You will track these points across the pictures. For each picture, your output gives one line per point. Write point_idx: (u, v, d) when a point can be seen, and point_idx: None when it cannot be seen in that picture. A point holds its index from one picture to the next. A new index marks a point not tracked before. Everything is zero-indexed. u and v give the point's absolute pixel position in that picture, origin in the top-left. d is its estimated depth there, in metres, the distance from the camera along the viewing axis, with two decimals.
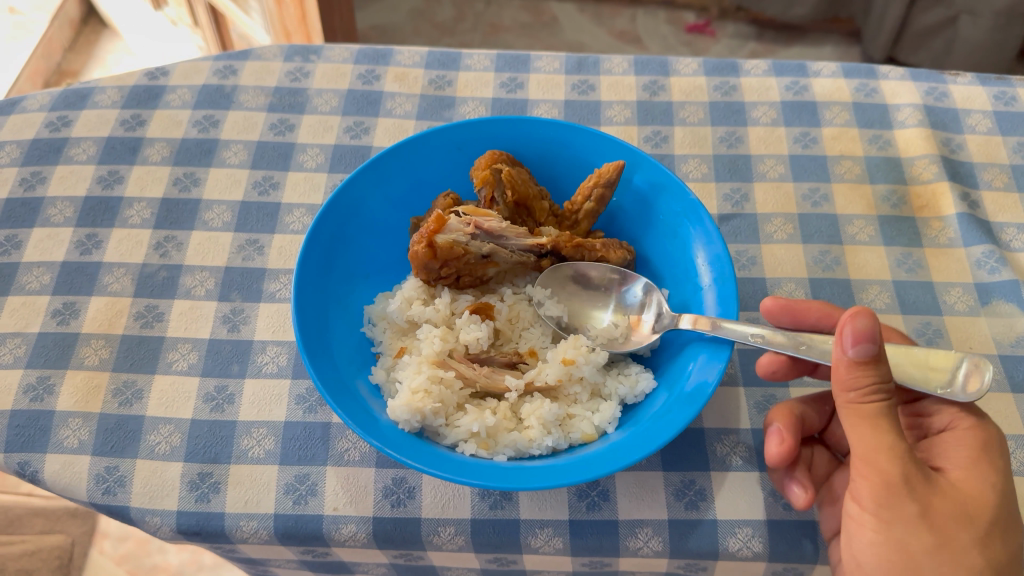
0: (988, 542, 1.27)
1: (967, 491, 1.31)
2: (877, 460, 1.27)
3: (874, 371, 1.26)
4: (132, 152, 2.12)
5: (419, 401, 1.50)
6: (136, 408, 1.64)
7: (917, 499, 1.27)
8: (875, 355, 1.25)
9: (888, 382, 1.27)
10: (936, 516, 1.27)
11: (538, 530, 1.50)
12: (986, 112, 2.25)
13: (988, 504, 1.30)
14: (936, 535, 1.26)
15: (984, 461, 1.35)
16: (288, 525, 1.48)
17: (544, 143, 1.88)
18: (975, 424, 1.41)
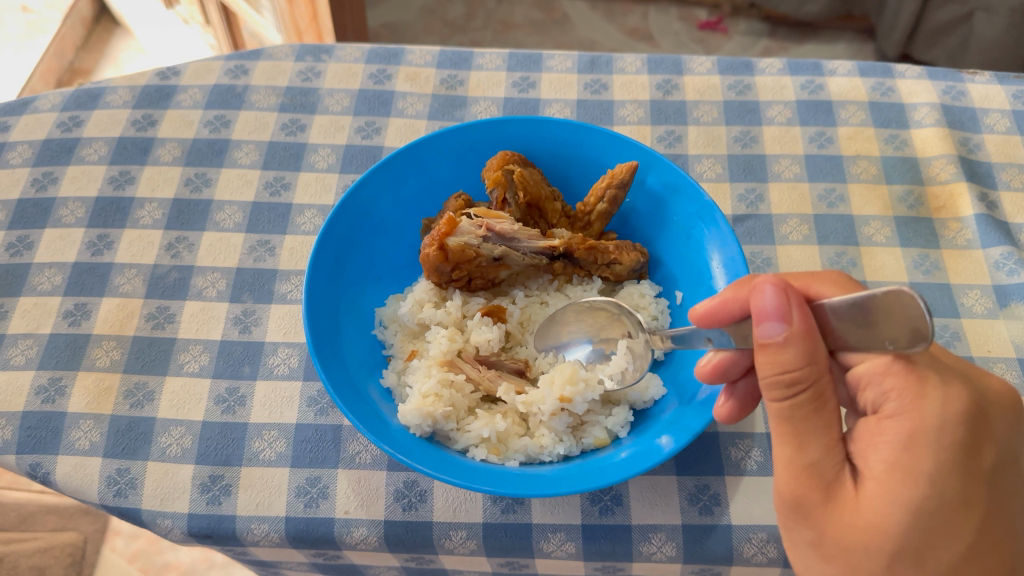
0: (911, 556, 1.02)
1: (871, 514, 1.03)
2: (779, 479, 1.10)
3: (783, 363, 1.04)
4: (67, 153, 1.94)
5: (430, 405, 1.37)
6: (57, 405, 1.55)
7: (813, 524, 1.07)
8: (786, 347, 1.03)
9: (805, 377, 1.04)
10: (833, 543, 1.06)
11: (452, 532, 1.41)
12: (1004, 110, 1.99)
13: (892, 527, 1.01)
14: (841, 562, 1.06)
15: (913, 454, 1.03)
16: (206, 526, 1.40)
17: (557, 145, 1.68)
18: (907, 407, 1.05)
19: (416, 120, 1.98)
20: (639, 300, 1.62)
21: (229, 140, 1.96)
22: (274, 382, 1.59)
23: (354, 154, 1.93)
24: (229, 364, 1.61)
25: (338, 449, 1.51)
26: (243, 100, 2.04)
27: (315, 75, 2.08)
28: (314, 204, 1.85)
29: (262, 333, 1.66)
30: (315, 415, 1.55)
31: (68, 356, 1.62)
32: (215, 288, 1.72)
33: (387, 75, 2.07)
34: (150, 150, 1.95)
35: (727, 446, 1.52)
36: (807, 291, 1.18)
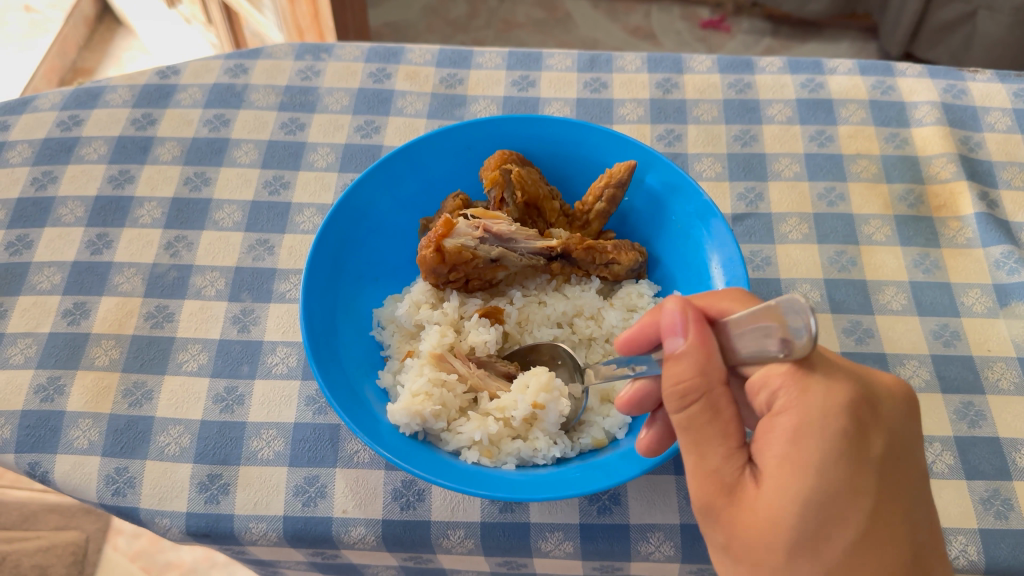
0: (808, 552, 0.98)
1: (767, 511, 0.99)
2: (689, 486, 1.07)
3: (678, 377, 1.03)
4: (67, 152, 1.94)
5: (419, 404, 1.37)
6: (56, 404, 1.55)
7: (720, 526, 1.04)
8: (680, 360, 1.03)
9: (696, 393, 1.03)
10: (740, 543, 1.02)
11: (450, 531, 1.41)
12: (1005, 109, 1.99)
13: (787, 522, 0.98)
14: (751, 564, 1.02)
15: (799, 446, 0.98)
16: (204, 524, 1.40)
17: (555, 144, 1.68)
18: (792, 399, 1.00)
19: (415, 119, 1.98)
20: (636, 300, 1.62)
21: (229, 139, 1.96)
22: (273, 381, 1.59)
23: (353, 153, 1.93)
24: (228, 363, 1.61)
25: (337, 448, 1.51)
26: (243, 99, 2.04)
27: (315, 74, 2.08)
28: (313, 203, 1.85)
29: (260, 332, 1.66)
30: (313, 414, 1.55)
31: (67, 355, 1.62)
32: (214, 287, 1.72)
33: (386, 74, 2.07)
34: (150, 149, 1.95)
35: None
36: (712, 310, 1.13)
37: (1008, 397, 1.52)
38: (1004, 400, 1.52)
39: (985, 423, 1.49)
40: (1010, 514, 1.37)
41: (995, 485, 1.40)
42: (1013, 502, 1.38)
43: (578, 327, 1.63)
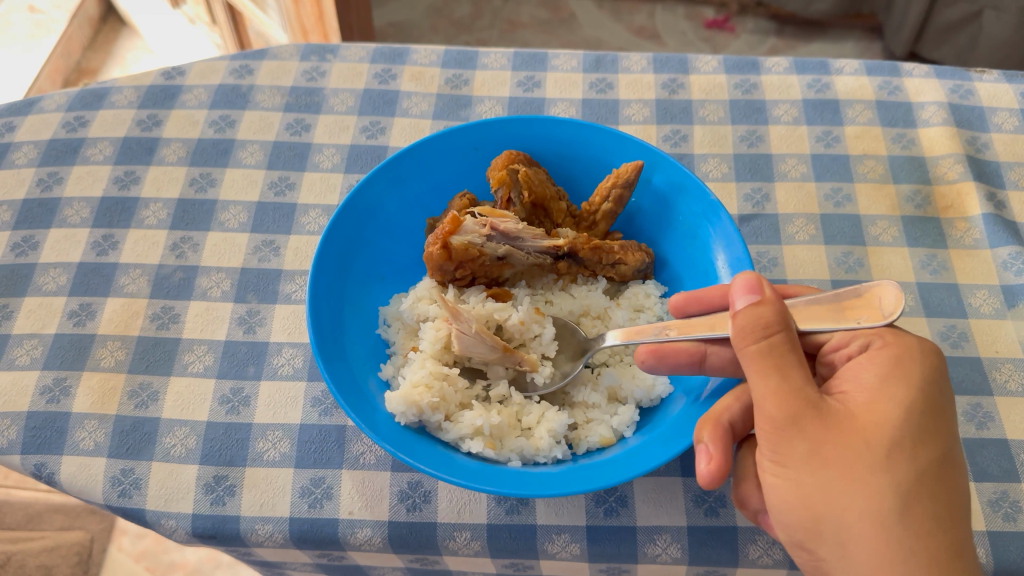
0: (902, 452, 1.05)
1: (871, 418, 1.07)
2: (763, 407, 1.10)
3: (764, 315, 1.11)
4: (72, 153, 1.95)
5: (417, 394, 1.36)
6: (62, 405, 1.55)
7: (810, 433, 1.06)
8: (767, 301, 1.12)
9: (781, 326, 1.11)
10: (831, 446, 1.05)
11: (457, 533, 1.41)
12: (1013, 109, 1.98)
13: (890, 421, 1.06)
14: (838, 466, 1.04)
15: (901, 366, 1.12)
16: (210, 526, 1.40)
17: (562, 144, 1.67)
18: (887, 343, 1.16)
19: (421, 120, 1.98)
20: (643, 300, 1.61)
21: (234, 140, 1.96)
22: (279, 383, 1.59)
23: (358, 153, 1.93)
24: (234, 364, 1.61)
25: (343, 450, 1.50)
26: (248, 100, 2.03)
27: (321, 75, 2.07)
28: (318, 203, 1.85)
29: (266, 333, 1.66)
30: (319, 416, 1.55)
31: (72, 356, 1.62)
32: (220, 288, 1.72)
33: (392, 74, 2.07)
34: (155, 150, 1.95)
35: None
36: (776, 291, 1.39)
37: (1017, 398, 1.52)
38: (1013, 402, 1.51)
39: (994, 425, 1.48)
40: (1018, 516, 1.36)
41: (1003, 488, 1.40)
42: (1021, 504, 1.37)
43: (584, 328, 1.63)
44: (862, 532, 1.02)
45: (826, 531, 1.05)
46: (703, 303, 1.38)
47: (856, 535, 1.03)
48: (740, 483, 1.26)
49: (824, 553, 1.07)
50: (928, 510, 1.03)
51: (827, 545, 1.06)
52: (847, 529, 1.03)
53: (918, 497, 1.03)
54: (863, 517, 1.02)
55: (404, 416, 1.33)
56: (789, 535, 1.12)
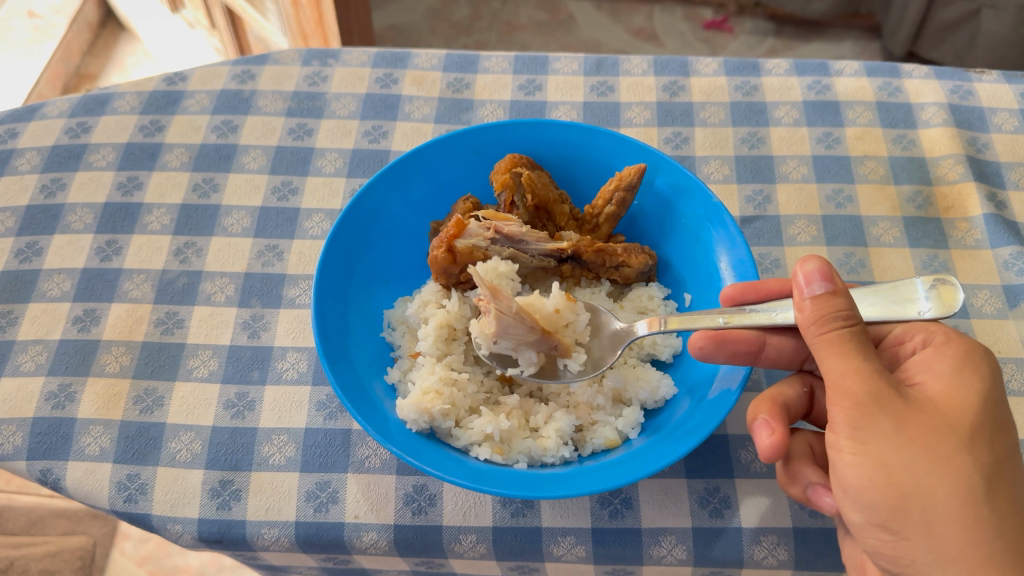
0: (981, 438, 1.08)
1: (949, 404, 1.10)
2: (843, 384, 1.11)
3: (840, 303, 1.14)
4: (75, 159, 1.95)
5: (427, 401, 1.36)
6: (68, 411, 1.56)
7: (892, 411, 1.08)
8: (841, 292, 1.16)
9: (857, 317, 1.14)
10: (916, 425, 1.07)
11: (462, 536, 1.41)
12: (1012, 110, 1.99)
13: (968, 409, 1.10)
14: (923, 446, 1.06)
15: (969, 360, 1.17)
16: (216, 530, 1.41)
17: (564, 147, 1.68)
18: (950, 338, 1.20)
19: (423, 124, 1.98)
20: (647, 302, 1.61)
21: (237, 145, 1.97)
22: (283, 387, 1.59)
23: (361, 158, 1.93)
24: (238, 368, 1.61)
25: (348, 453, 1.51)
26: (250, 104, 2.04)
27: (322, 79, 2.08)
28: (321, 208, 1.85)
29: (271, 337, 1.66)
30: (324, 419, 1.55)
31: (77, 362, 1.63)
32: (223, 293, 1.73)
33: (393, 79, 2.07)
34: (158, 155, 1.95)
35: (737, 448, 1.52)
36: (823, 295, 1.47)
37: (1021, 398, 1.52)
38: (1016, 402, 1.52)
39: None
40: None
41: None
42: None
43: None
44: (950, 508, 1.04)
45: (912, 509, 1.06)
46: (760, 293, 1.38)
47: (944, 513, 1.04)
48: (792, 462, 1.31)
49: (906, 532, 1.07)
50: (1007, 495, 1.06)
51: (910, 523, 1.07)
52: (934, 507, 1.05)
53: (998, 482, 1.06)
54: (951, 495, 1.04)
55: (415, 424, 1.35)
56: (867, 517, 1.11)
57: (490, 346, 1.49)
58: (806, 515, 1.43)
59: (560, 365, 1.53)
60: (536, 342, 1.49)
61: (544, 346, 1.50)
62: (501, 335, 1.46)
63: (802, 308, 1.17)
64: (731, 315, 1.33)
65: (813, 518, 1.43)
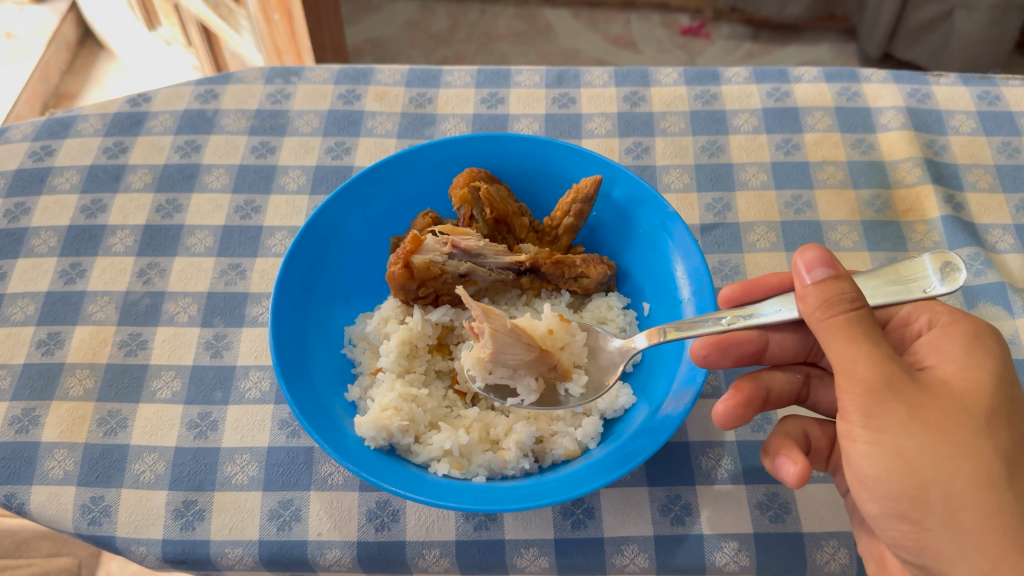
0: (997, 420, 1.09)
1: (963, 385, 1.11)
2: (853, 371, 1.09)
3: (844, 287, 1.12)
4: (39, 182, 1.95)
5: (386, 417, 1.36)
6: (31, 435, 1.56)
7: (907, 397, 1.07)
8: (843, 276, 1.14)
9: (862, 299, 1.12)
10: (932, 411, 1.07)
11: (425, 551, 1.42)
12: (970, 112, 2.01)
13: (984, 391, 1.10)
14: (942, 433, 1.06)
15: (979, 339, 1.17)
16: (180, 551, 1.41)
17: (522, 160, 1.69)
18: (956, 318, 1.22)
19: (385, 139, 1.99)
20: (606, 312, 1.62)
21: (200, 165, 1.97)
22: (246, 407, 1.59)
23: (324, 174, 1.94)
24: (201, 389, 1.62)
25: (311, 471, 1.51)
26: (213, 124, 2.05)
27: (285, 97, 2.09)
28: (284, 225, 1.86)
29: (233, 357, 1.67)
30: (287, 438, 1.55)
31: (41, 386, 1.63)
32: (186, 313, 1.73)
33: (356, 95, 2.08)
34: (121, 177, 1.96)
35: (698, 455, 1.52)
36: None
37: None
38: None
39: None
40: None
41: None
42: None
43: None
44: (971, 496, 1.05)
45: (933, 498, 1.07)
46: (760, 291, 1.45)
47: (966, 501, 1.06)
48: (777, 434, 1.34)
49: (928, 522, 1.09)
50: None
51: (931, 512, 1.08)
52: (956, 494, 1.06)
53: (1018, 465, 1.08)
54: (972, 482, 1.05)
55: (373, 441, 1.35)
56: (887, 508, 1.12)
57: (486, 378, 1.47)
58: (767, 520, 1.44)
59: (561, 392, 1.50)
60: (532, 368, 1.47)
61: (541, 368, 1.46)
62: (498, 364, 1.43)
63: (804, 294, 1.15)
64: (735, 314, 1.29)
65: (773, 523, 1.43)
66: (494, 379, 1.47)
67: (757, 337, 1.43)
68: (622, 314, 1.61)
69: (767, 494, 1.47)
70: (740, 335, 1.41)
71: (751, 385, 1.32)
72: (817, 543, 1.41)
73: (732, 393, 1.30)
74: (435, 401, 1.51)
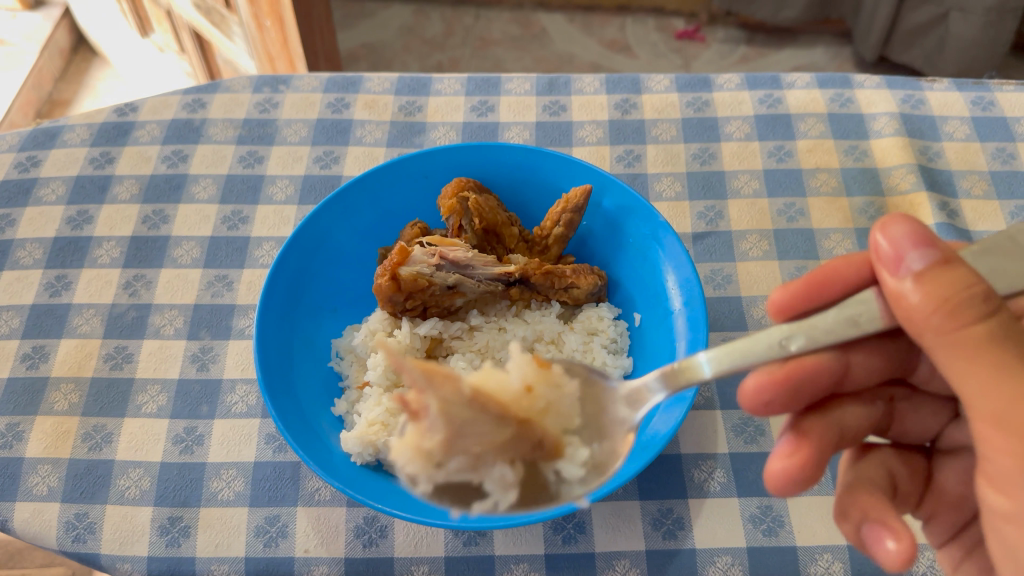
0: None
1: None
2: (1005, 410, 0.84)
3: (965, 279, 0.87)
4: (24, 194, 1.93)
5: (373, 433, 1.35)
6: (15, 451, 1.54)
7: None
8: (953, 262, 0.89)
9: (995, 295, 0.87)
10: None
11: (414, 567, 1.39)
12: (964, 117, 1.99)
13: None
14: None
15: None
16: (165, 568, 1.39)
17: (512, 169, 1.67)
18: None
19: (374, 148, 1.97)
20: (596, 323, 1.60)
21: (187, 175, 1.96)
22: (232, 420, 1.57)
23: (312, 184, 1.92)
24: (187, 403, 1.60)
25: (298, 486, 1.49)
26: (201, 133, 2.03)
27: (273, 106, 2.07)
28: (272, 236, 1.84)
29: (219, 369, 1.65)
30: (273, 452, 1.53)
31: (25, 400, 1.61)
32: (172, 326, 1.71)
33: (345, 103, 2.07)
34: (108, 188, 1.94)
35: (690, 467, 1.49)
36: None
37: None
38: None
39: None
40: None
41: None
42: None
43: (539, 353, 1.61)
44: None
45: None
46: (827, 289, 1.16)
47: None
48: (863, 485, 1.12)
49: None
50: None
51: None
52: None
53: None
54: None
55: (360, 457, 1.33)
56: None
57: (435, 476, 1.03)
58: (760, 534, 1.41)
59: (550, 477, 1.10)
60: (507, 450, 1.06)
61: (523, 448, 1.08)
62: (456, 452, 1.03)
63: (905, 294, 0.90)
64: (812, 334, 0.98)
65: (766, 537, 1.41)
66: (446, 478, 1.04)
67: (835, 364, 1.15)
68: (614, 325, 1.59)
69: (760, 507, 1.44)
70: (815, 361, 1.13)
71: (823, 430, 1.12)
72: (811, 556, 1.38)
73: (798, 445, 1.09)
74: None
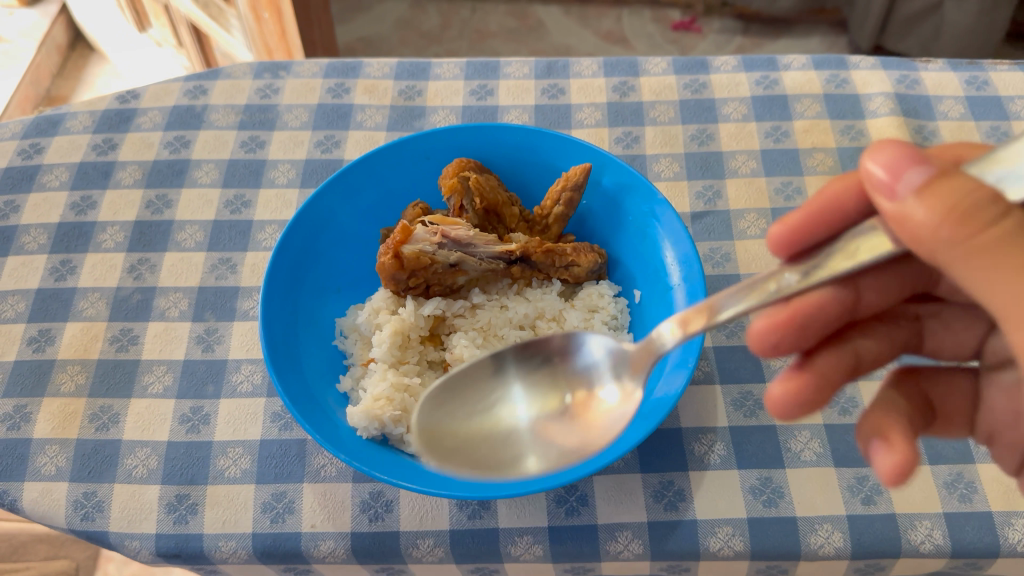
0: None
1: None
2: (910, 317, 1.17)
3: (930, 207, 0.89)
4: (28, 180, 1.95)
5: (378, 408, 1.37)
6: (23, 432, 1.55)
7: None
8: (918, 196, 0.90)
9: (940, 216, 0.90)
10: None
11: (419, 541, 1.41)
12: (958, 97, 2.01)
13: None
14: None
15: None
16: (173, 545, 1.41)
17: (512, 149, 1.69)
18: None
19: (375, 132, 1.99)
20: (597, 300, 1.62)
21: (189, 160, 1.97)
22: (238, 400, 1.59)
23: (313, 168, 1.94)
24: (193, 383, 1.61)
25: (303, 463, 1.51)
26: (202, 119, 2.04)
27: (274, 92, 2.09)
28: (274, 219, 1.86)
29: (225, 350, 1.66)
30: (279, 430, 1.55)
31: (33, 382, 1.63)
32: (177, 308, 1.73)
33: (345, 88, 2.08)
34: (111, 173, 1.96)
35: (691, 441, 1.51)
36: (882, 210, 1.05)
37: None
38: None
39: None
40: (974, 496, 1.42)
41: (958, 469, 1.46)
42: (976, 485, 1.43)
43: (539, 330, 1.63)
44: None
45: None
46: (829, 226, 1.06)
47: None
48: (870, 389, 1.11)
49: None
50: None
51: None
52: None
53: None
54: None
55: (366, 431, 1.35)
56: None
57: None
58: (760, 505, 1.43)
59: None
60: None
61: None
62: None
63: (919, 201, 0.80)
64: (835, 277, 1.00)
65: (767, 507, 1.42)
66: None
67: (840, 294, 1.10)
68: (616, 302, 1.61)
69: (760, 479, 1.46)
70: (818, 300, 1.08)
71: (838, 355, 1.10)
72: (811, 526, 1.39)
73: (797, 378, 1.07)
74: (427, 390, 1.52)
